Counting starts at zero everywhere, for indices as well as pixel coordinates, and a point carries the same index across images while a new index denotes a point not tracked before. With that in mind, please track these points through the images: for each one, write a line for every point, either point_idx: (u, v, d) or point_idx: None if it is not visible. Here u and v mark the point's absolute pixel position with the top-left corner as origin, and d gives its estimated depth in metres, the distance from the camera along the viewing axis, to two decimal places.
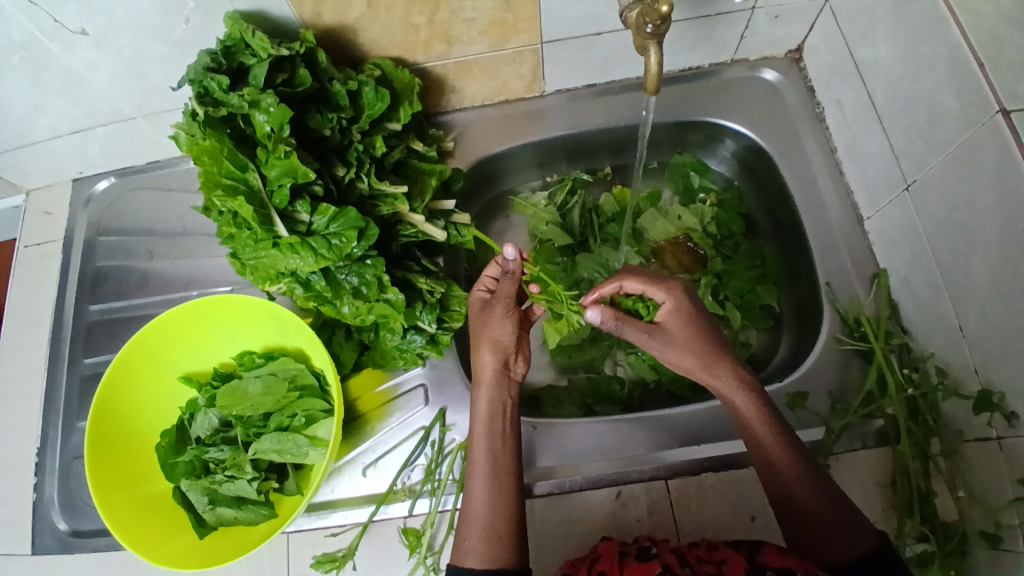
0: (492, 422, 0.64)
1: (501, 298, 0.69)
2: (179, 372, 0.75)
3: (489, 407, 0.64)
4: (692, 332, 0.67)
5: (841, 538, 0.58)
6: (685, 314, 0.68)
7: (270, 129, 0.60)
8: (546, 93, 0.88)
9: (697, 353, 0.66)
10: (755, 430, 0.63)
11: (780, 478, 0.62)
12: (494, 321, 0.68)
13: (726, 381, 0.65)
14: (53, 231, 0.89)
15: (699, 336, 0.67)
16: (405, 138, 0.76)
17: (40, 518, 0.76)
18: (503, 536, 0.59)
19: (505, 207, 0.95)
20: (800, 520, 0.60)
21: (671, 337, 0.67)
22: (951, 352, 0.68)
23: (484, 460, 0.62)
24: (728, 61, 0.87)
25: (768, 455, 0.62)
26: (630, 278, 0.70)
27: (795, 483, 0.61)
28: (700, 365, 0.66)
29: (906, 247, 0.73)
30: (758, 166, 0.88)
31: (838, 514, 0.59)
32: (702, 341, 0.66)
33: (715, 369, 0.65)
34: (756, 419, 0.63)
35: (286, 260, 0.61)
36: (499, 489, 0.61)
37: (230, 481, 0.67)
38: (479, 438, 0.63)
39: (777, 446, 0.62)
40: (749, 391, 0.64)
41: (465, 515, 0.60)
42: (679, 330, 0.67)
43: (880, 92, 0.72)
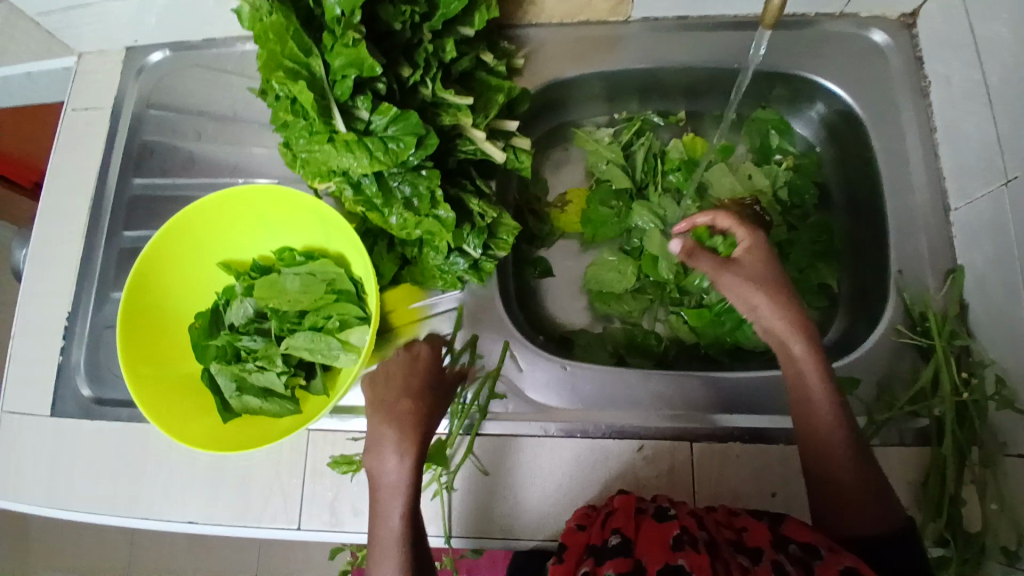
0: (410, 501, 0.61)
1: (422, 373, 0.68)
2: (218, 258, 0.74)
3: (406, 483, 0.61)
4: (762, 272, 0.67)
5: (869, 514, 0.58)
6: (759, 254, 0.69)
7: (341, 13, 0.56)
8: (630, 20, 0.81)
9: (764, 291, 0.65)
10: (809, 385, 0.61)
11: (822, 447, 0.60)
12: (415, 397, 0.66)
13: (789, 325, 0.63)
14: (101, 99, 0.86)
15: (773, 279, 0.67)
16: (475, 47, 0.71)
17: (63, 382, 0.79)
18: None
19: (567, 135, 0.90)
20: (832, 493, 0.60)
21: (743, 271, 0.68)
22: (1015, 363, 0.64)
23: (402, 527, 0.59)
24: (834, 13, 0.79)
25: (815, 415, 0.60)
26: (720, 215, 0.71)
27: (840, 449, 0.59)
28: (768, 304, 0.65)
29: (990, 244, 0.67)
30: (846, 134, 0.81)
31: (871, 491, 0.59)
32: (774, 283, 0.66)
33: (778, 311, 0.64)
34: (815, 374, 0.61)
35: (338, 158, 0.58)
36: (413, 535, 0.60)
37: (260, 371, 0.68)
38: (394, 521, 0.60)
39: (829, 406, 0.60)
40: (811, 342, 0.62)
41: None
42: (749, 267, 0.68)
43: (1005, 69, 0.64)
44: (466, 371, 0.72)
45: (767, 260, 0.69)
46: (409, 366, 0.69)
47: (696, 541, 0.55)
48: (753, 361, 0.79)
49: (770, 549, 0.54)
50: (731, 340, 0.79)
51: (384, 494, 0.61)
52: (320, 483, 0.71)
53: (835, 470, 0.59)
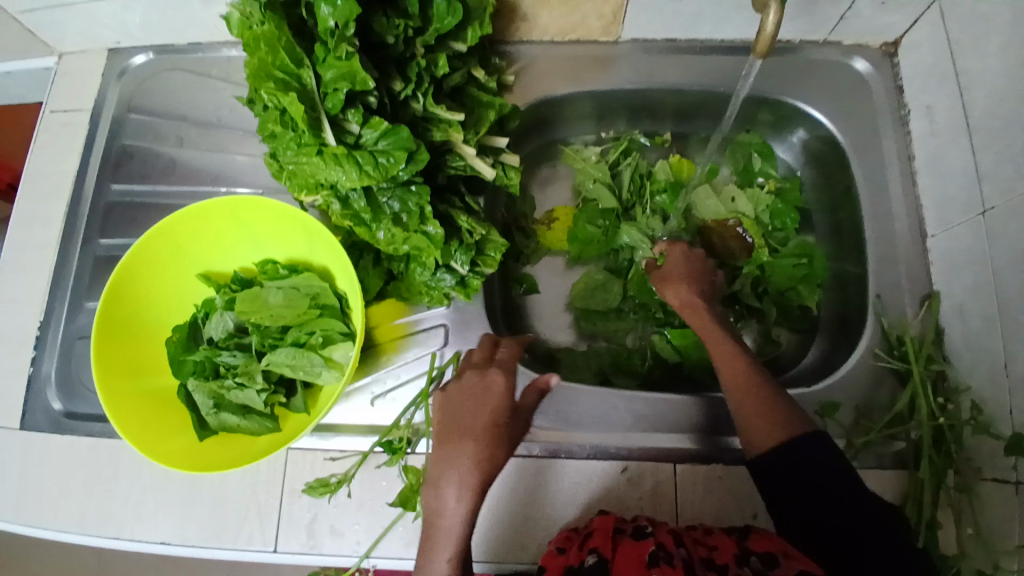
0: (461, 545, 0.54)
1: (512, 409, 0.61)
2: (198, 269, 0.72)
3: (461, 526, 0.54)
4: (684, 263, 0.78)
5: (767, 423, 0.60)
6: (682, 252, 0.80)
7: (334, 24, 0.54)
8: (621, 40, 0.81)
9: (679, 276, 0.76)
10: (714, 335, 0.69)
11: (733, 379, 0.64)
12: (496, 436, 0.57)
13: (700, 296, 0.74)
14: (81, 101, 0.84)
15: (685, 262, 0.78)
16: (468, 62, 0.71)
17: (34, 393, 0.75)
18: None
19: (554, 155, 0.91)
20: (749, 419, 0.61)
21: (670, 269, 0.78)
22: (991, 389, 0.65)
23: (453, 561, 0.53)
24: (820, 41, 0.81)
25: (712, 358, 0.68)
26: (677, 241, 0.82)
27: (732, 377, 0.65)
28: (687, 286, 0.75)
29: (969, 273, 0.69)
30: (828, 159, 0.83)
31: (776, 407, 0.61)
32: (689, 271, 0.77)
33: (679, 283, 0.76)
34: (716, 328, 0.70)
35: (327, 171, 0.57)
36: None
37: (239, 388, 0.65)
38: (445, 561, 0.53)
39: (719, 346, 0.68)
40: (702, 301, 0.73)
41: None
42: (676, 260, 0.79)
43: (983, 104, 0.67)
44: (541, 391, 0.65)
45: (687, 253, 0.80)
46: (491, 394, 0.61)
47: (672, 559, 0.54)
48: None
49: (732, 565, 0.55)
50: None
51: (439, 519, 0.55)
52: (297, 503, 0.69)
53: (744, 396, 0.62)
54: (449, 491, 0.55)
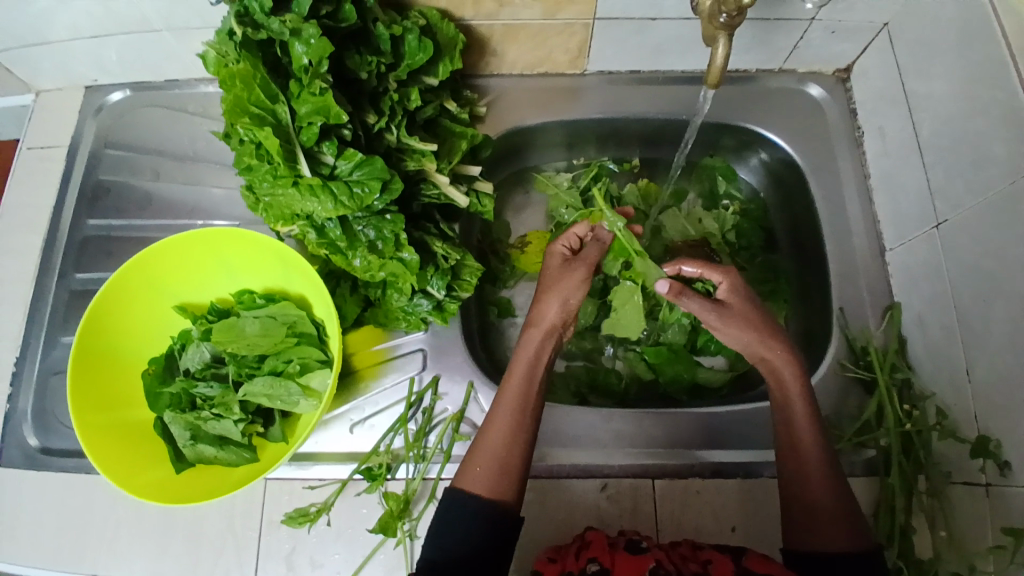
0: (538, 364, 0.64)
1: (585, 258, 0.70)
2: (175, 301, 0.73)
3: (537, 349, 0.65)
4: (749, 311, 0.68)
5: (839, 532, 0.59)
6: (742, 296, 0.69)
7: (308, 62, 0.57)
8: (588, 71, 0.85)
9: (752, 329, 0.67)
10: (793, 408, 0.64)
11: (799, 460, 0.62)
12: (573, 280, 0.68)
13: (778, 354, 0.66)
14: (59, 137, 0.85)
15: (755, 314, 0.68)
16: (440, 95, 0.73)
17: (9, 429, 0.74)
18: (512, 472, 0.59)
19: (527, 182, 0.93)
20: (805, 510, 0.61)
21: (732, 313, 0.68)
22: (953, 396, 0.68)
23: (522, 383, 0.63)
24: (776, 69, 0.85)
25: (796, 433, 0.63)
26: (686, 261, 0.73)
27: (813, 469, 0.62)
28: (756, 338, 0.67)
29: (925, 285, 0.72)
30: (789, 180, 0.87)
31: (846, 512, 0.60)
32: (762, 320, 0.68)
33: (770, 343, 0.66)
34: (799, 400, 0.64)
35: (303, 202, 0.59)
36: (524, 415, 0.61)
37: (216, 419, 0.65)
38: (518, 377, 0.63)
39: (809, 427, 0.63)
40: (799, 371, 0.65)
41: (486, 433, 0.61)
42: (737, 309, 0.68)
43: (929, 125, 0.70)
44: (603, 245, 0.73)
45: (750, 300, 0.69)
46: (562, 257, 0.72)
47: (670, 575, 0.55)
48: (710, 398, 0.81)
49: None
50: (689, 378, 0.81)
51: (530, 332, 0.66)
52: (276, 534, 0.68)
53: (810, 483, 0.61)
54: (543, 310, 0.67)
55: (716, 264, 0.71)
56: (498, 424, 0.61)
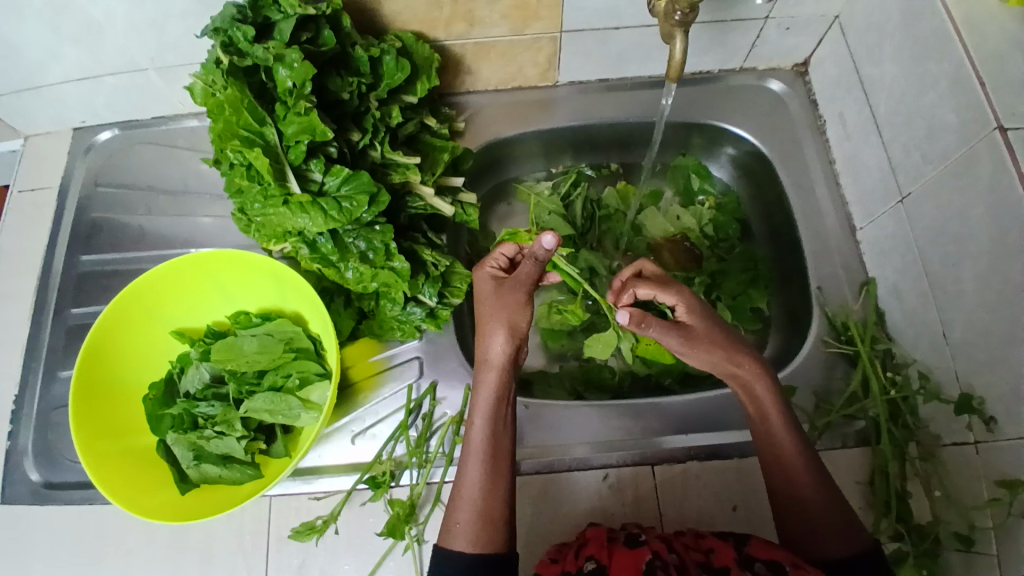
0: (496, 405, 0.63)
1: (519, 278, 0.66)
2: (171, 327, 0.74)
3: (493, 390, 0.63)
4: (709, 332, 0.68)
5: (837, 537, 0.59)
6: (699, 314, 0.70)
7: (292, 84, 0.59)
8: (559, 83, 0.89)
9: (715, 345, 0.67)
10: (772, 425, 0.64)
11: (785, 468, 0.63)
12: (512, 303, 0.65)
13: (747, 368, 0.66)
14: (50, 179, 0.87)
15: (718, 332, 0.68)
16: (420, 112, 0.77)
17: (12, 467, 0.74)
18: (494, 521, 0.59)
19: (509, 194, 0.96)
20: (796, 510, 0.62)
21: (693, 336, 0.68)
22: (934, 359, 0.69)
23: (486, 426, 0.62)
24: (737, 68, 0.90)
25: (780, 449, 0.63)
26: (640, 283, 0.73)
27: (802, 476, 0.62)
28: (719, 355, 0.67)
29: (896, 256, 0.74)
30: (758, 171, 0.90)
31: (844, 513, 0.61)
32: (717, 334, 0.68)
33: (735, 357, 0.66)
34: (776, 413, 0.64)
35: (294, 219, 0.61)
36: (492, 466, 0.61)
37: (219, 437, 0.66)
38: (479, 422, 0.62)
39: (789, 439, 0.63)
40: (769, 381, 0.65)
41: (458, 494, 0.61)
42: (698, 327, 0.69)
43: (882, 107, 0.74)
44: (540, 259, 0.64)
45: (709, 320, 0.70)
46: (494, 279, 0.68)
47: (667, 566, 0.56)
48: (701, 384, 0.83)
49: (735, 567, 0.56)
50: (680, 366, 0.84)
51: (484, 372, 0.64)
52: (285, 550, 0.68)
53: (797, 484, 0.62)
54: (486, 347, 0.65)
55: (668, 284, 0.71)
56: (467, 481, 0.60)
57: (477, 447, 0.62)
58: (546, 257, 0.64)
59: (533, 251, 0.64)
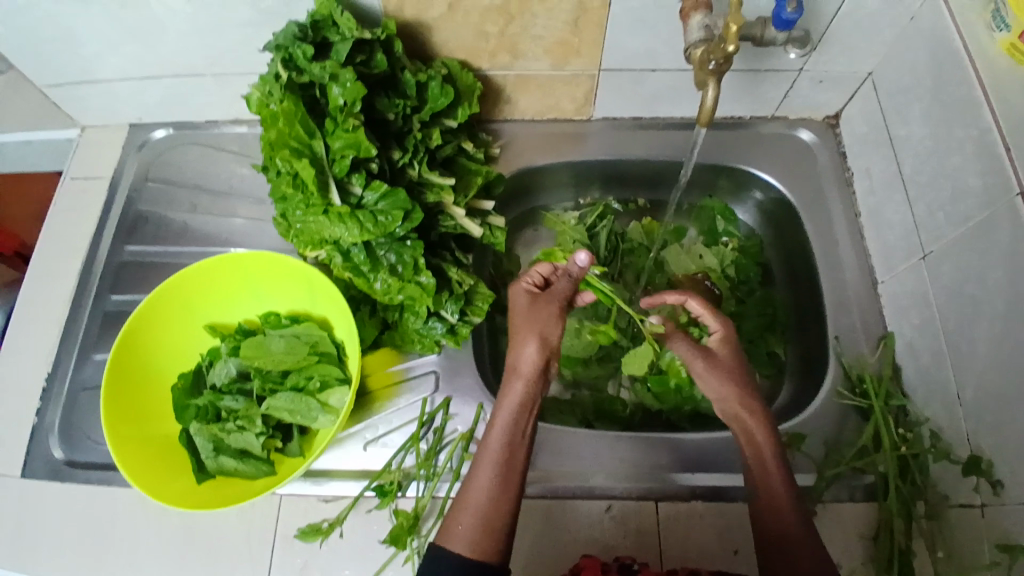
0: (517, 414, 0.64)
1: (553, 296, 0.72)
2: (204, 322, 0.77)
3: (517, 399, 0.65)
4: (731, 363, 0.74)
5: None
6: (731, 345, 0.75)
7: (343, 102, 0.63)
8: (594, 118, 0.92)
9: (730, 377, 0.72)
10: (766, 459, 0.66)
11: (772, 504, 0.64)
12: (545, 318, 0.69)
13: (748, 401, 0.70)
14: (102, 170, 0.92)
15: (736, 365, 0.73)
16: (459, 136, 0.80)
17: (38, 442, 0.77)
18: (494, 529, 0.59)
19: (536, 221, 0.98)
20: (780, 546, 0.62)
21: (717, 362, 0.74)
22: (946, 419, 0.69)
23: (503, 432, 0.63)
24: (769, 116, 0.92)
25: (767, 483, 0.65)
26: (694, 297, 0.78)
27: (788, 514, 0.63)
28: (734, 391, 0.70)
29: (914, 313, 0.75)
30: (782, 218, 0.91)
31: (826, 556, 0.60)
32: (736, 365, 0.73)
33: (738, 387, 0.71)
34: (766, 441, 0.67)
35: (331, 228, 0.65)
36: (503, 474, 0.61)
37: (239, 431, 0.68)
38: (498, 429, 0.64)
39: (777, 473, 0.65)
40: (766, 421, 0.68)
41: (464, 495, 0.61)
42: (724, 356, 0.74)
43: (909, 165, 0.76)
44: (573, 276, 0.74)
45: (735, 351, 0.75)
46: (529, 294, 0.72)
47: None
48: (713, 424, 0.83)
49: None
50: (692, 406, 0.84)
51: (510, 381, 0.66)
52: (289, 549, 0.70)
53: (782, 521, 0.63)
54: (516, 357, 0.67)
55: (715, 310, 0.77)
56: (476, 484, 0.61)
57: (493, 453, 0.62)
58: (580, 274, 0.74)
59: (568, 268, 0.75)
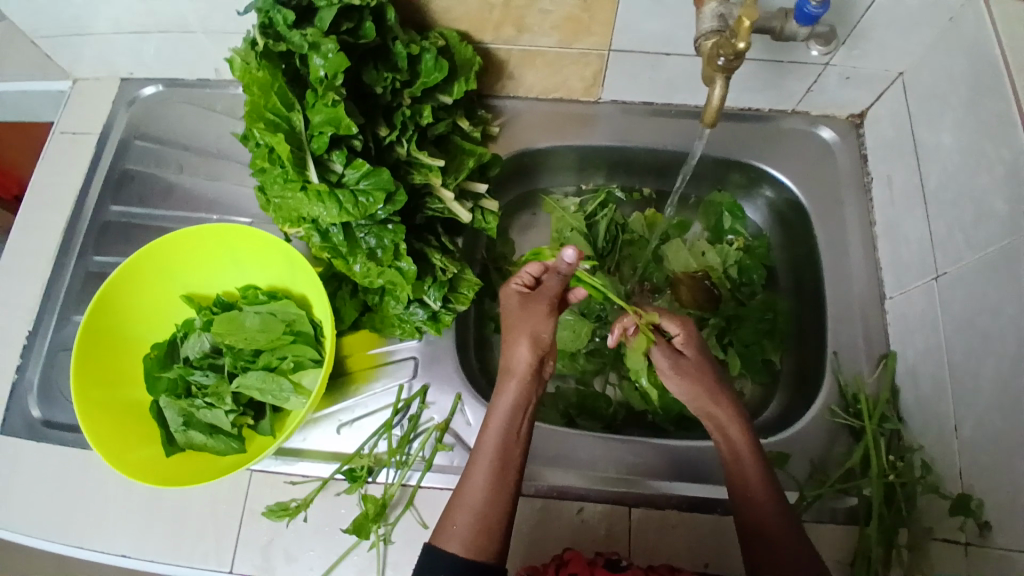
0: (512, 415, 0.62)
1: (547, 293, 0.67)
2: (182, 290, 0.76)
3: (511, 400, 0.63)
4: (699, 364, 0.67)
5: None
6: (697, 345, 0.68)
7: (325, 74, 0.59)
8: (602, 100, 0.87)
9: (696, 380, 0.66)
10: (747, 471, 0.62)
11: (760, 527, 0.61)
12: (536, 316, 0.65)
13: (724, 411, 0.65)
14: (92, 124, 0.89)
15: (709, 368, 0.67)
16: (454, 113, 0.76)
17: (16, 400, 0.77)
18: (492, 530, 0.58)
19: (535, 204, 0.95)
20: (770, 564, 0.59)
21: (682, 363, 0.67)
22: (939, 450, 0.66)
23: (499, 433, 0.62)
24: (789, 110, 0.86)
25: (753, 501, 0.62)
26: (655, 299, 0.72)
27: (779, 536, 0.60)
28: (697, 394, 0.66)
29: (921, 335, 0.71)
30: (793, 220, 0.87)
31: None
32: (703, 368, 0.67)
33: (713, 396, 0.66)
34: (749, 458, 0.63)
35: (309, 207, 0.61)
36: (498, 475, 0.60)
37: (208, 408, 0.67)
38: (493, 429, 0.62)
39: (762, 488, 0.62)
40: (744, 428, 0.64)
41: (461, 496, 0.60)
42: (693, 358, 0.68)
43: (934, 176, 0.70)
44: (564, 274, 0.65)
45: (702, 351, 0.68)
46: (519, 294, 0.68)
47: None
48: (697, 431, 0.81)
49: None
50: (678, 410, 0.80)
51: (504, 381, 0.64)
52: (254, 526, 0.70)
53: (772, 541, 0.60)
54: (510, 356, 0.65)
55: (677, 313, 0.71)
56: (471, 486, 0.60)
57: (488, 454, 0.61)
58: (569, 270, 0.65)
59: (557, 265, 0.65)
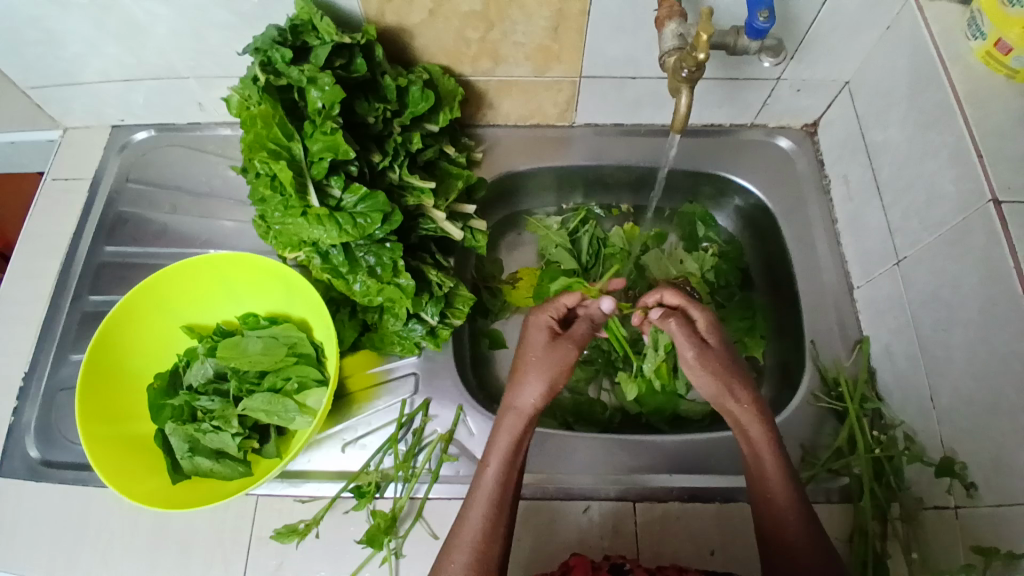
0: (511, 453, 0.64)
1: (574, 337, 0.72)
2: (182, 322, 0.77)
3: (512, 438, 0.64)
4: (723, 356, 0.72)
5: None
6: (718, 332, 0.74)
7: (322, 105, 0.64)
8: (576, 124, 0.93)
9: (721, 372, 0.70)
10: (765, 465, 0.65)
11: (777, 523, 0.63)
12: (559, 360, 0.69)
13: (746, 408, 0.67)
14: (84, 171, 0.92)
15: (733, 364, 0.71)
16: (440, 140, 0.81)
17: (13, 442, 0.77)
18: (490, 566, 0.59)
19: (520, 224, 0.99)
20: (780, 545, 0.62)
21: (709, 355, 0.71)
22: (920, 423, 0.70)
23: (497, 471, 0.63)
24: (749, 124, 0.93)
25: (771, 495, 0.64)
26: (669, 291, 0.77)
27: (790, 522, 0.63)
28: (721, 390, 0.69)
29: (890, 318, 0.76)
30: (762, 223, 0.93)
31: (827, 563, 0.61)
32: (731, 366, 0.71)
33: (734, 394, 0.69)
34: (770, 457, 0.65)
35: (309, 230, 0.64)
36: (495, 511, 0.61)
37: (214, 432, 0.68)
38: (492, 467, 0.63)
39: (784, 488, 0.64)
40: (765, 423, 0.67)
41: (459, 532, 0.60)
42: (717, 352, 0.72)
43: (885, 172, 0.77)
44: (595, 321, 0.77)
45: (719, 336, 0.74)
46: (548, 331, 0.72)
47: None
48: (690, 427, 0.84)
49: None
50: (671, 409, 0.84)
51: (507, 419, 0.66)
52: (264, 550, 0.70)
53: (783, 525, 0.63)
54: (517, 395, 0.67)
55: (693, 300, 0.76)
56: (469, 525, 0.60)
57: (485, 491, 0.62)
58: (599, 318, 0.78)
59: (592, 312, 0.77)
